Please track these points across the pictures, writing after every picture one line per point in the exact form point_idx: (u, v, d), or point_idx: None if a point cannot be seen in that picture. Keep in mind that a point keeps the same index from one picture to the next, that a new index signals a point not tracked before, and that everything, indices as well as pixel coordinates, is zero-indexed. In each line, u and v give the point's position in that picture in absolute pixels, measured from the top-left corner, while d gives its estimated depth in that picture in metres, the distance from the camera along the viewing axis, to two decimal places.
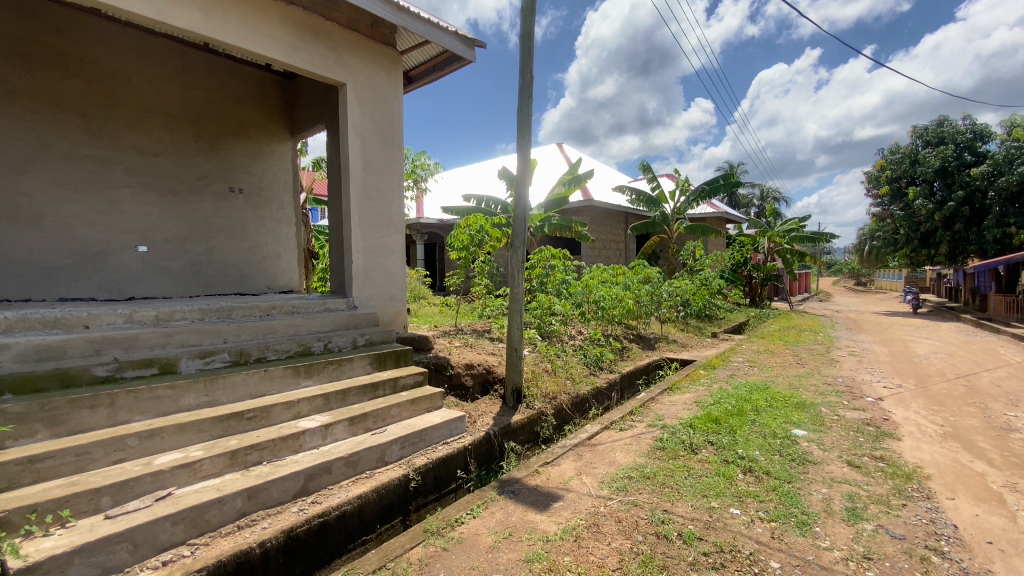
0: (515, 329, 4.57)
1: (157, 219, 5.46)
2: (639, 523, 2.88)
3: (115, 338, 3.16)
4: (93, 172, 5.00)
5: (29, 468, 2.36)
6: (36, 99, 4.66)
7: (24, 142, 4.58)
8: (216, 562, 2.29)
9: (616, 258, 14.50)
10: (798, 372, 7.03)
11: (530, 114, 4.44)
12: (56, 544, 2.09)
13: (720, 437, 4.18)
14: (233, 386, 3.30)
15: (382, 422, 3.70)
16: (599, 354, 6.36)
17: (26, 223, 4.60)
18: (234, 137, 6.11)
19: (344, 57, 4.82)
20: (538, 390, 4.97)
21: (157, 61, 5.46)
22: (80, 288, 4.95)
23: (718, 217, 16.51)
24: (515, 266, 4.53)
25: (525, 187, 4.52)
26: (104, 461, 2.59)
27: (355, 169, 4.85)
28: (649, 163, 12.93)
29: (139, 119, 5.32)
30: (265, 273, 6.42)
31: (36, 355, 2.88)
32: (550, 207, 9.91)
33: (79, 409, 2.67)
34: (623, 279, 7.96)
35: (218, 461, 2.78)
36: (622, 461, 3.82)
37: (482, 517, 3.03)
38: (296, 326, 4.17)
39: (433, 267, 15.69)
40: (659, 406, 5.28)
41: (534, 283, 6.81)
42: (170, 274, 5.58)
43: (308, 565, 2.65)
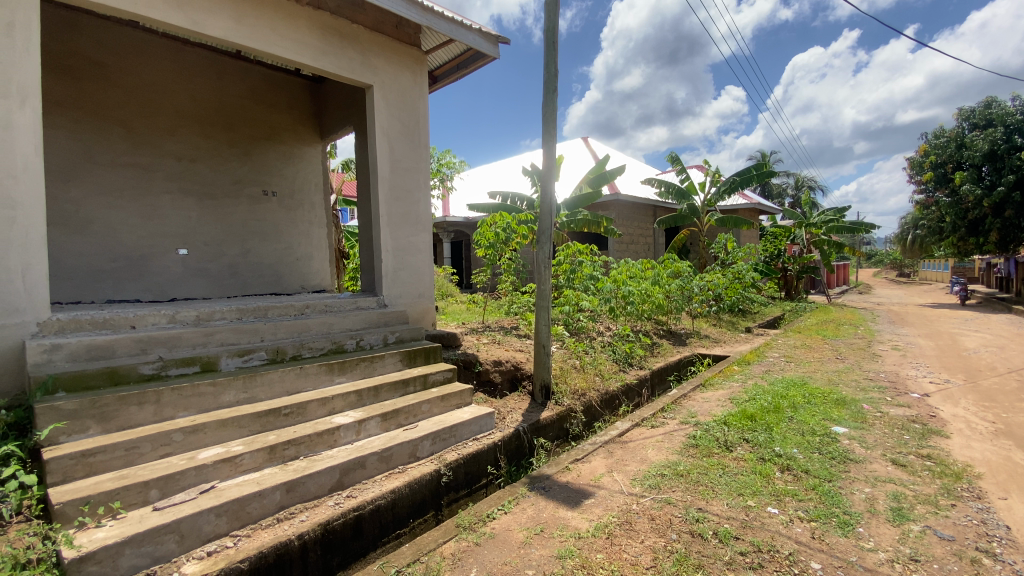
0: (543, 326, 4.56)
1: (196, 223, 5.67)
2: (674, 522, 2.83)
3: (159, 337, 3.30)
4: (136, 179, 5.23)
5: (82, 462, 2.49)
6: (82, 110, 4.90)
7: (72, 151, 4.82)
8: (257, 553, 2.36)
9: (644, 253, 14.28)
10: (837, 367, 6.79)
11: (555, 109, 4.41)
12: (108, 535, 2.20)
13: (756, 434, 4.07)
14: (271, 383, 3.40)
15: (414, 418, 3.75)
16: (629, 350, 6.28)
17: (76, 229, 4.84)
18: (267, 141, 6.28)
19: (371, 59, 4.89)
20: (567, 387, 4.94)
21: (192, 70, 5.66)
22: (126, 290, 5.19)
23: (751, 209, 16.04)
24: (543, 262, 4.51)
25: (552, 183, 4.47)
26: (152, 455, 2.72)
27: (383, 170, 4.92)
28: (678, 154, 12.65)
29: (177, 127, 5.53)
30: (299, 273, 6.60)
31: (87, 354, 3.03)
32: (577, 203, 9.81)
33: (127, 405, 2.80)
34: (652, 274, 7.84)
35: (258, 456, 2.87)
36: (654, 458, 3.76)
37: (514, 512, 3.04)
38: (329, 325, 4.26)
39: (460, 266, 15.80)
40: (691, 402, 5.19)
41: (561, 279, 6.74)
42: (210, 276, 5.78)
43: (345, 557, 2.72)
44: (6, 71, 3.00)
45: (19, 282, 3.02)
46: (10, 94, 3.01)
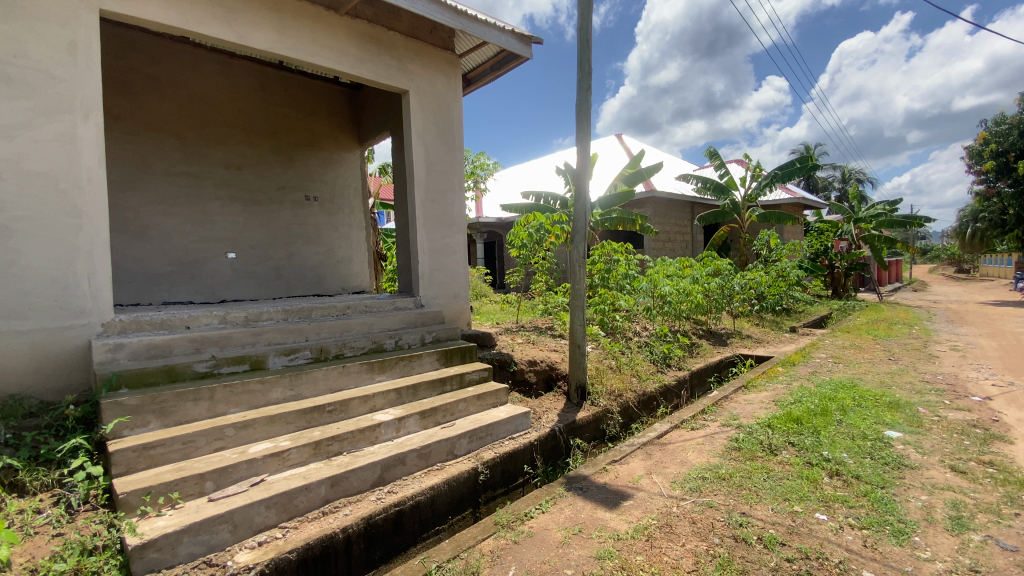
0: (578, 326, 4.53)
1: (243, 228, 5.92)
2: (716, 526, 2.77)
3: (211, 337, 3.47)
4: (188, 187, 5.51)
5: (143, 454, 2.65)
6: (139, 123, 5.20)
7: (130, 162, 5.13)
8: (304, 545, 2.46)
9: (682, 251, 13.96)
10: (890, 369, 6.44)
11: (589, 107, 4.37)
12: (167, 523, 2.33)
13: (802, 438, 3.92)
14: (316, 380, 3.52)
15: (451, 417, 3.81)
16: (667, 351, 6.16)
17: (135, 235, 5.16)
18: (308, 148, 6.49)
19: (406, 65, 4.99)
20: (603, 387, 4.88)
21: (238, 82, 5.91)
22: (181, 293, 5.48)
23: (794, 203, 15.44)
24: (577, 261, 4.48)
25: (586, 181, 4.43)
26: (206, 449, 2.86)
27: (419, 173, 5.02)
28: (716, 149, 12.30)
29: (225, 136, 5.80)
30: (339, 275, 6.79)
31: (147, 353, 3.23)
32: (615, 201, 9.42)
33: (184, 401, 2.96)
34: (690, 272, 7.65)
35: (304, 451, 2.98)
36: (694, 461, 3.68)
37: (551, 512, 3.04)
38: (369, 325, 4.37)
39: (493, 266, 15.79)
40: (733, 405, 5.04)
41: (595, 279, 6.67)
42: (256, 278, 6.04)
43: (386, 552, 2.79)
44: (71, 89, 3.22)
45: (85, 285, 3.25)
46: (74, 109, 3.24)
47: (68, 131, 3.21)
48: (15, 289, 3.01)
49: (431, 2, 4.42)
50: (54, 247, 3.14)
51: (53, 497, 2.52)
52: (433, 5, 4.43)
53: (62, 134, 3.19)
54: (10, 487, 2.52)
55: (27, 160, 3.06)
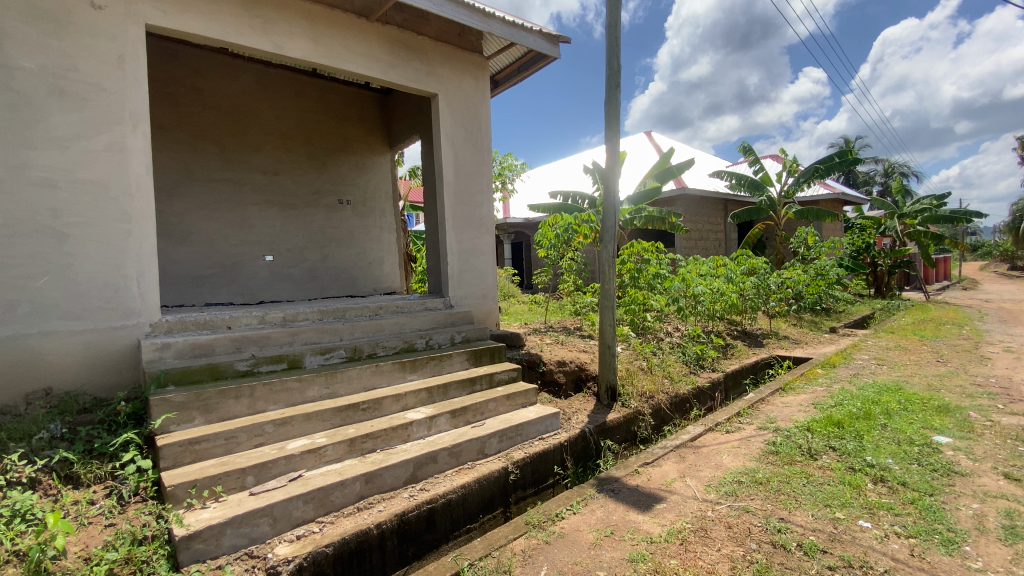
0: (608, 326, 4.48)
1: (280, 231, 6.11)
2: (753, 531, 2.70)
3: (251, 337, 3.60)
4: (228, 192, 5.73)
5: (189, 449, 2.76)
6: (182, 132, 5.44)
7: (174, 170, 5.37)
8: (340, 539, 2.52)
9: (715, 250, 13.64)
10: (939, 371, 6.13)
11: (618, 105, 4.33)
12: (212, 516, 2.43)
13: (844, 442, 3.78)
14: (350, 379, 3.61)
15: (481, 416, 3.83)
16: (700, 351, 6.04)
17: (179, 239, 5.39)
18: (341, 153, 6.65)
19: (435, 69, 5.05)
20: (634, 388, 4.82)
21: (273, 89, 6.10)
22: (222, 294, 5.69)
23: (833, 199, 14.91)
24: (607, 261, 4.44)
25: (615, 180, 4.39)
26: (248, 444, 2.97)
27: (448, 176, 5.07)
28: (750, 144, 11.98)
29: (262, 143, 6.00)
30: (371, 276, 6.93)
31: (192, 352, 3.37)
32: (641, 200, 9.39)
33: (226, 399, 3.08)
34: (724, 272, 7.47)
35: (339, 448, 3.06)
36: (730, 465, 3.60)
37: (583, 513, 3.02)
38: (401, 325, 4.45)
39: (521, 266, 15.76)
40: (770, 407, 4.89)
41: (625, 278, 6.58)
42: (293, 280, 6.22)
43: (419, 548, 2.83)
44: (120, 100, 3.40)
45: (134, 288, 3.42)
46: (124, 120, 3.41)
47: (118, 141, 3.38)
48: (71, 291, 3.19)
49: (459, 6, 4.46)
50: (106, 251, 3.32)
51: (106, 489, 2.66)
52: (462, 9, 4.47)
53: (112, 144, 3.36)
54: (67, 479, 2.68)
55: (81, 170, 3.24)
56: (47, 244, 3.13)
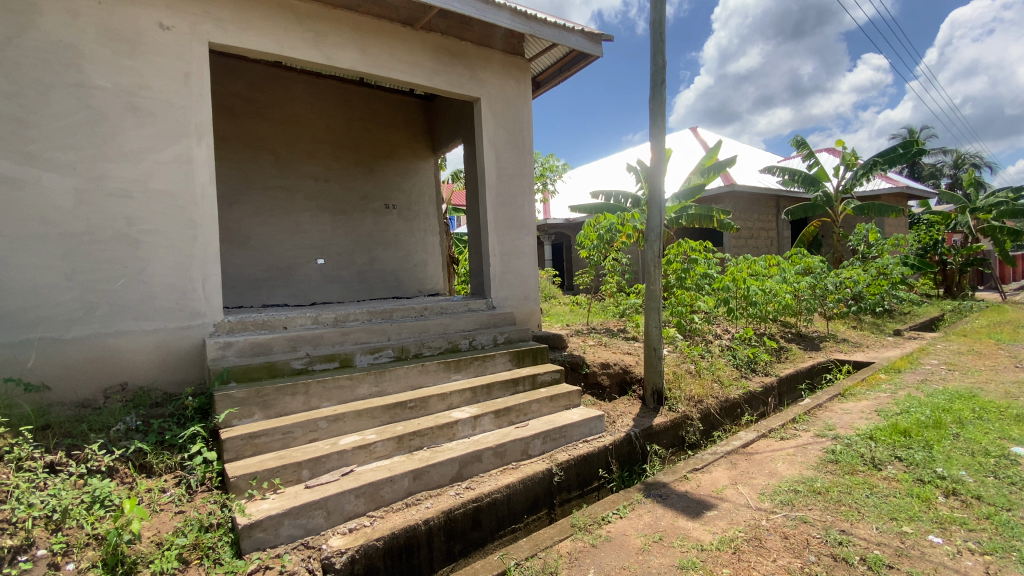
0: (653, 328, 4.39)
1: (330, 235, 6.34)
2: (811, 542, 2.57)
3: (306, 336, 3.76)
4: (282, 199, 6.01)
5: (250, 443, 2.91)
6: (240, 142, 5.75)
7: (234, 179, 5.68)
8: (390, 534, 2.59)
9: (766, 249, 13.08)
10: (1019, 378, 5.64)
11: (663, 102, 4.24)
12: (271, 506, 2.55)
13: (911, 452, 3.54)
14: (397, 378, 3.71)
15: (525, 417, 3.84)
16: (751, 355, 5.81)
17: (238, 244, 5.70)
18: (387, 158, 6.84)
19: (478, 73, 5.11)
20: (682, 392, 4.68)
21: (323, 98, 6.34)
22: (277, 296, 5.97)
23: (896, 193, 14.01)
24: (652, 261, 4.35)
25: (660, 178, 4.28)
26: (303, 439, 3.10)
27: (490, 178, 5.12)
28: (804, 138, 11.45)
29: (313, 151, 6.25)
30: (416, 278, 7.08)
31: (252, 350, 3.55)
32: (686, 197, 9.15)
33: (283, 395, 3.23)
34: (777, 272, 7.16)
35: (388, 444, 3.15)
36: (785, 473, 3.44)
37: (630, 518, 2.97)
38: (445, 325, 4.53)
39: (562, 267, 15.68)
40: (828, 414, 4.65)
41: (671, 279, 6.40)
42: (342, 282, 6.45)
43: (465, 546, 2.87)
44: (187, 115, 3.63)
45: (200, 290, 3.64)
46: (190, 133, 3.64)
47: (185, 153, 3.61)
48: (144, 294, 3.44)
49: (502, 9, 4.50)
50: (175, 256, 3.55)
51: (175, 478, 2.84)
52: (503, 12, 4.51)
53: (180, 156, 3.60)
54: (141, 468, 2.87)
55: (153, 181, 3.49)
56: (124, 250, 3.38)
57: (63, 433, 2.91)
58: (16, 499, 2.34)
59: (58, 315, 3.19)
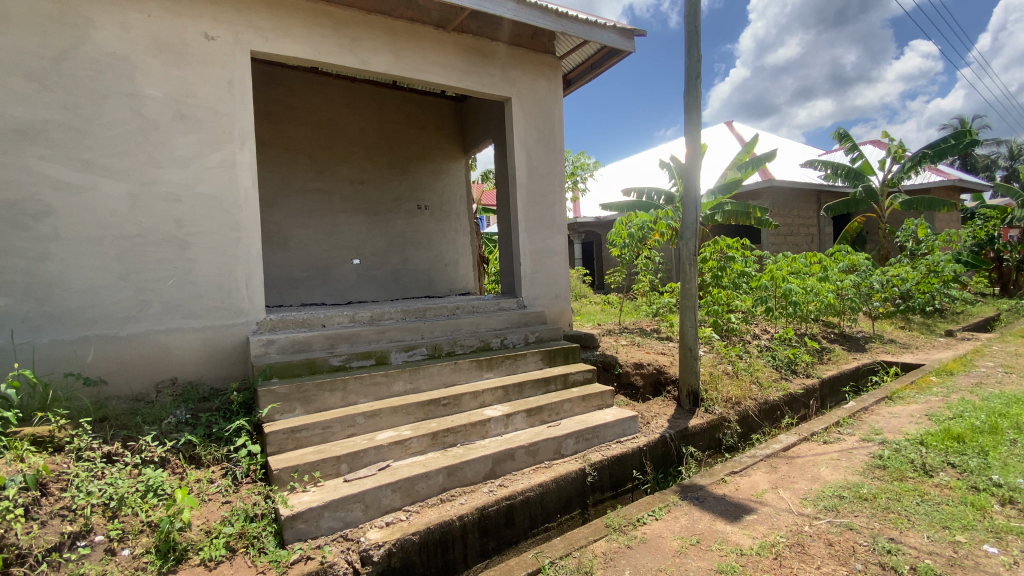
0: (689, 327, 4.30)
1: (364, 235, 6.48)
2: (858, 550, 2.48)
3: (343, 334, 3.86)
4: (319, 201, 6.18)
5: (291, 437, 3.02)
6: (279, 146, 5.94)
7: (274, 182, 5.88)
8: (426, 529, 2.64)
9: (806, 246, 12.63)
10: None
11: (698, 96, 4.16)
12: (312, 498, 2.63)
13: (966, 459, 3.36)
14: (431, 375, 3.76)
15: (557, 416, 3.83)
16: (792, 356, 5.62)
17: (278, 245, 5.90)
18: (419, 159, 6.94)
19: (509, 73, 5.13)
20: (718, 393, 4.57)
21: (358, 102, 6.48)
22: (315, 295, 6.14)
23: (947, 187, 13.29)
24: (687, 259, 4.27)
25: (695, 174, 4.19)
26: (341, 434, 3.18)
27: (521, 177, 5.13)
28: (846, 130, 11.00)
29: (348, 154, 6.40)
30: (448, 277, 7.16)
31: (292, 348, 3.67)
32: (722, 193, 8.93)
33: (322, 391, 3.32)
34: (819, 269, 6.90)
35: (423, 441, 3.20)
36: (829, 478, 3.32)
37: (665, 520, 2.93)
38: (477, 324, 4.56)
39: (592, 266, 15.54)
40: (874, 418, 4.46)
41: (706, 277, 6.25)
42: (376, 282, 6.58)
43: (499, 543, 2.89)
44: (231, 121, 3.78)
45: (244, 289, 3.78)
46: (234, 139, 3.79)
47: (229, 157, 3.76)
48: (191, 293, 3.60)
49: (533, 9, 4.51)
50: (220, 257, 3.70)
51: (222, 469, 2.96)
52: (535, 11, 4.51)
53: (225, 161, 3.75)
54: (191, 459, 3.00)
55: (200, 185, 3.65)
56: (173, 251, 3.55)
57: (119, 425, 3.07)
58: (76, 487, 2.51)
59: (114, 314, 3.38)
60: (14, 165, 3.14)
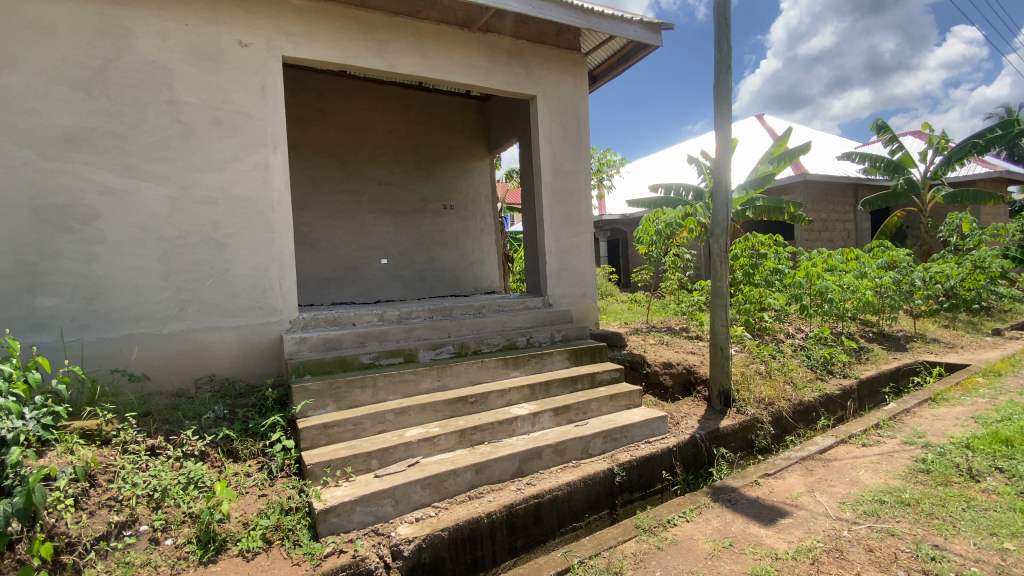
0: (720, 326, 4.21)
1: (392, 235, 6.58)
2: (899, 557, 2.39)
3: (372, 333, 3.94)
4: (347, 202, 6.30)
5: (324, 433, 3.09)
6: (310, 149, 6.07)
7: (304, 184, 6.02)
8: (455, 525, 2.66)
9: (842, 242, 12.21)
10: None
11: (729, 89, 4.06)
12: (344, 493, 2.69)
13: (1017, 464, 3.19)
14: (458, 373, 3.79)
15: (584, 415, 3.81)
16: (828, 356, 5.45)
17: (309, 246, 6.04)
18: (445, 159, 6.99)
19: (534, 70, 5.12)
20: (751, 394, 4.46)
21: (384, 103, 6.57)
22: (345, 294, 6.27)
23: (995, 178, 12.65)
24: (718, 257, 4.17)
25: (726, 169, 4.10)
26: (372, 430, 3.24)
27: (546, 175, 5.12)
28: (885, 121, 10.59)
29: (376, 155, 6.50)
30: (473, 276, 7.21)
31: (324, 345, 3.76)
32: (754, 187, 8.70)
33: (353, 388, 3.39)
34: (856, 266, 6.66)
35: (451, 438, 3.23)
36: (868, 482, 3.21)
37: (697, 521, 2.88)
38: (503, 323, 4.58)
39: (618, 264, 15.38)
40: (916, 420, 4.29)
41: (737, 275, 6.12)
42: (404, 281, 6.67)
43: (527, 541, 2.90)
44: (264, 125, 3.89)
45: (277, 288, 3.89)
46: (267, 142, 3.89)
47: (263, 161, 3.87)
48: (228, 292, 3.72)
49: (558, 5, 4.48)
50: (255, 257, 3.82)
51: (258, 463, 3.05)
52: (560, 7, 4.49)
53: (259, 164, 3.85)
54: (229, 453, 3.10)
55: (235, 188, 3.76)
56: (211, 252, 3.67)
57: (162, 420, 3.20)
58: (123, 478, 2.62)
59: (156, 313, 3.52)
60: (62, 171, 3.30)
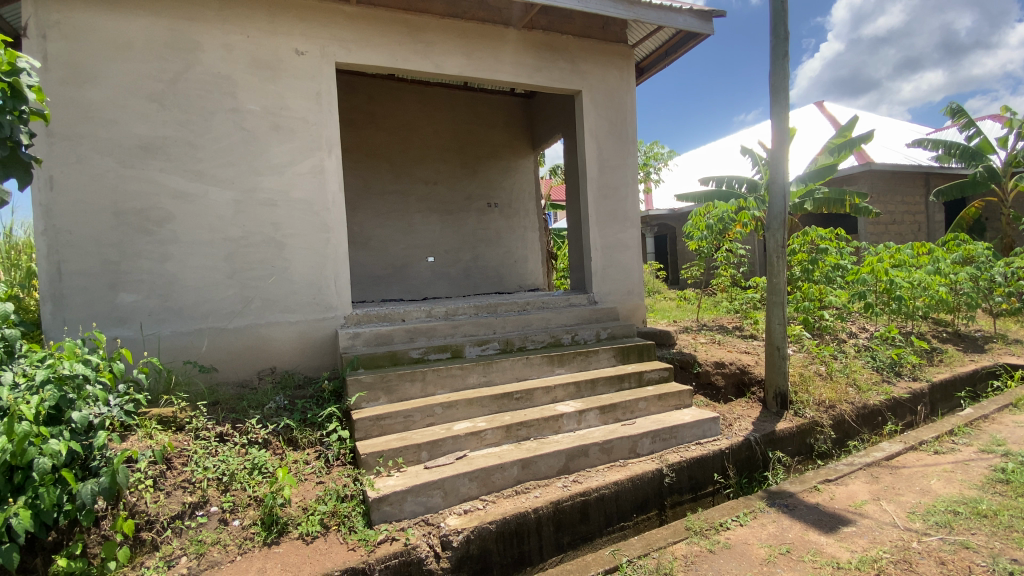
0: (776, 324, 4.03)
1: (438, 233, 6.71)
2: (975, 571, 2.24)
3: (421, 328, 4.04)
4: (396, 201, 6.47)
5: (376, 424, 3.20)
6: (360, 151, 6.28)
7: (355, 185, 6.24)
8: (502, 519, 2.70)
9: (911, 235, 11.38)
10: None
11: (785, 76, 3.88)
12: (396, 483, 2.78)
13: None
14: (504, 369, 3.83)
15: (631, 414, 3.76)
16: (895, 356, 5.11)
17: (360, 245, 6.25)
18: (489, 157, 7.05)
19: (580, 65, 5.08)
20: (809, 396, 4.26)
21: (431, 104, 6.70)
22: (393, 292, 6.45)
23: None
24: (774, 252, 4.00)
25: (783, 160, 3.92)
26: (421, 423, 3.33)
27: (591, 170, 5.07)
28: (960, 104, 9.81)
29: (423, 155, 6.65)
30: (518, 273, 7.24)
31: (375, 340, 3.90)
32: (815, 178, 8.22)
33: (403, 381, 3.50)
34: (929, 261, 6.21)
35: (497, 433, 3.27)
36: (941, 491, 3.00)
37: (751, 526, 2.79)
38: (548, 320, 4.58)
39: (665, 260, 15.01)
40: (996, 427, 3.96)
41: (795, 271, 5.84)
42: (450, 279, 6.79)
43: (574, 538, 2.90)
44: (319, 129, 4.05)
45: (331, 285, 4.06)
46: (322, 145, 4.06)
47: (318, 164, 4.03)
48: (287, 289, 3.91)
49: None
50: (311, 255, 3.99)
51: (316, 451, 3.20)
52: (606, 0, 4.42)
53: (315, 167, 4.03)
54: (289, 442, 3.26)
55: (293, 190, 3.95)
56: (271, 251, 3.88)
57: (229, 408, 3.41)
58: (195, 462, 2.82)
59: (222, 308, 3.75)
60: (141, 177, 3.57)
